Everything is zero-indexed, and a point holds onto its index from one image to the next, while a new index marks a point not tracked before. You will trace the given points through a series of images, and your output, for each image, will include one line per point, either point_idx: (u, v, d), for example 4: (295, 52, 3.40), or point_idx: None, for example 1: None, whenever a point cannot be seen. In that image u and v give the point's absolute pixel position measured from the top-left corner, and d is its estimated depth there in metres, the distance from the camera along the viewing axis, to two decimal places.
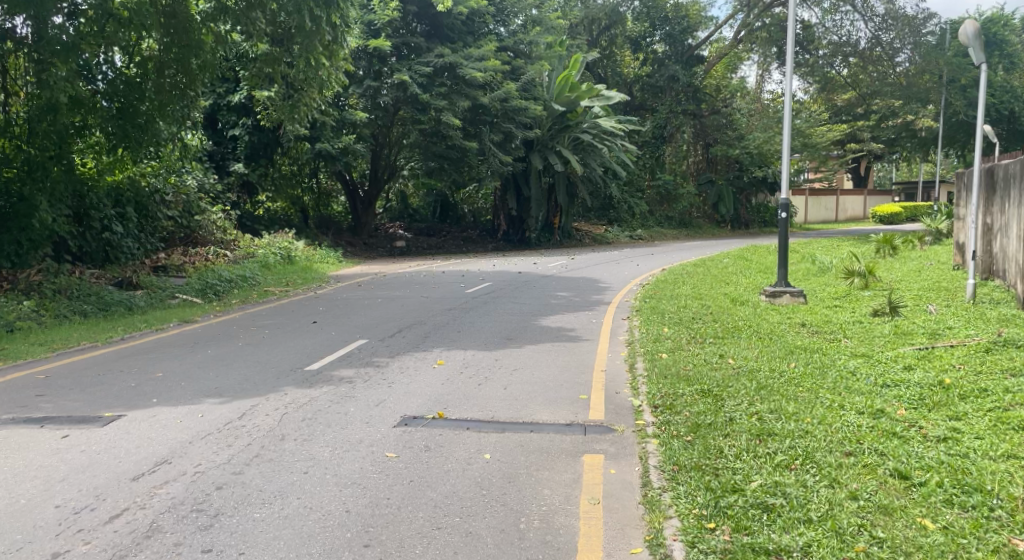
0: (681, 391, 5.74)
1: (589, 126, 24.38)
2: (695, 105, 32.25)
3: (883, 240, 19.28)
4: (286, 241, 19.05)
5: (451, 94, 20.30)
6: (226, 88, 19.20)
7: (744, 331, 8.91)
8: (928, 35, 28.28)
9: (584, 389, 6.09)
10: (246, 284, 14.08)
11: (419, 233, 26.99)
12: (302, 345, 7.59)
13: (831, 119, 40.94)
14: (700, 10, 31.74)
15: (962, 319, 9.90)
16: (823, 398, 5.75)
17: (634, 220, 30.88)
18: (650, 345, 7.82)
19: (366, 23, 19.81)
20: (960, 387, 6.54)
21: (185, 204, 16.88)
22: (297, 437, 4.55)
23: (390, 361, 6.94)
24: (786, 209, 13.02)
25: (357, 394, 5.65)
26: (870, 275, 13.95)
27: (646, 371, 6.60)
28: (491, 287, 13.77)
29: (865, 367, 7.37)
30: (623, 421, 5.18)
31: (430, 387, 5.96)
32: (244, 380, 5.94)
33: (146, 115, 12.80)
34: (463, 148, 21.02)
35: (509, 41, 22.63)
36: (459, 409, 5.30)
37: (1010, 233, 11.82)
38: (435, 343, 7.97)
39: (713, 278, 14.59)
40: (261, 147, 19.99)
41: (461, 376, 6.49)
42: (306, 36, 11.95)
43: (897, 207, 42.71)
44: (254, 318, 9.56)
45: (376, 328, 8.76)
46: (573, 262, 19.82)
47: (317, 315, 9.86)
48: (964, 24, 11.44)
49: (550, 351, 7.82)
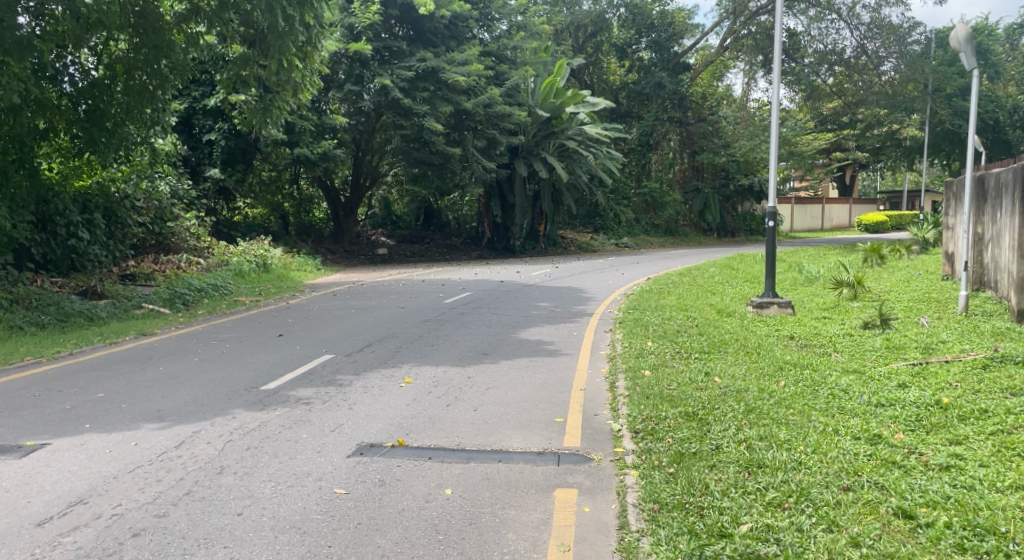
0: (664, 413, 5.33)
1: (574, 132, 24.17)
2: (681, 112, 31.84)
3: (872, 249, 19.07)
4: (263, 248, 18.54)
5: (434, 98, 19.77)
6: (201, 91, 18.54)
7: (729, 344, 8.53)
8: (914, 44, 27.92)
9: (560, 411, 5.65)
10: (217, 293, 13.61)
11: (401, 240, 26.55)
12: (261, 362, 7.13)
13: (817, 127, 41.04)
14: (686, 17, 31.49)
15: (955, 333, 9.57)
16: (817, 421, 5.37)
17: (620, 228, 30.71)
18: (633, 360, 7.42)
19: (345, 27, 19.36)
20: (958, 408, 6.21)
21: (158, 210, 16.20)
22: (238, 469, 4.09)
23: (355, 379, 6.48)
24: (773, 218, 12.63)
25: (313, 418, 5.19)
26: (859, 285, 13.64)
27: (627, 391, 6.17)
28: (471, 297, 13.34)
29: (858, 385, 7.01)
30: (601, 448, 4.76)
31: (394, 410, 5.50)
32: (190, 402, 5.46)
33: (114, 118, 12.28)
34: (446, 155, 20.50)
35: (493, 46, 22.12)
36: (422, 435, 4.86)
37: (1003, 243, 11.55)
38: (405, 358, 7.52)
39: (699, 288, 14.27)
40: (238, 152, 19.47)
41: (429, 395, 6.04)
42: (279, 37, 11.43)
43: (883, 216, 42.79)
44: (217, 331, 9.06)
45: (344, 343, 8.27)
46: (558, 270, 19.45)
47: (285, 327, 9.38)
48: (956, 29, 11.12)
49: (526, 367, 7.38)
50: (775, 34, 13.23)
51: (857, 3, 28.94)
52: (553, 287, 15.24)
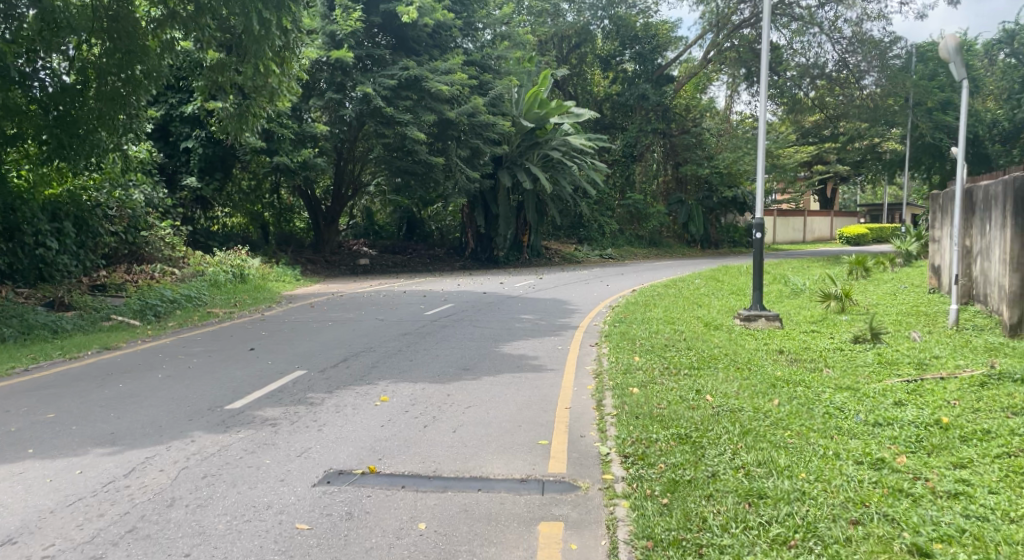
0: (655, 436, 5.01)
1: (558, 143, 23.90)
2: (664, 124, 31.81)
3: (857, 262, 18.97)
4: (241, 258, 18.05)
5: (417, 107, 19.47)
6: (178, 98, 18.03)
7: (719, 359, 8.24)
8: (895, 58, 28.15)
9: (544, 433, 5.32)
10: (190, 304, 13.15)
11: (384, 250, 26.16)
12: (230, 379, 6.72)
13: (799, 141, 41.32)
14: (669, 30, 31.47)
15: (948, 348, 9.35)
16: (816, 444, 5.07)
17: (604, 239, 30.50)
18: (620, 377, 7.08)
19: (327, 34, 18.96)
20: (960, 429, 5.97)
21: (131, 219, 15.61)
22: (190, 502, 3.73)
23: (328, 398, 6.11)
24: (760, 229, 12.37)
25: (278, 441, 4.83)
26: (847, 298, 13.43)
27: (616, 410, 5.85)
28: (452, 309, 12.96)
29: (853, 403, 6.75)
30: (589, 475, 4.44)
31: (367, 432, 5.14)
32: (146, 425, 5.06)
33: (87, 124, 11.85)
34: (429, 164, 20.17)
35: (477, 55, 21.81)
36: (396, 461, 4.52)
37: (992, 256, 11.38)
38: (382, 375, 7.13)
39: (685, 301, 14.01)
40: (216, 160, 19.02)
41: (405, 415, 5.69)
42: (255, 42, 11.06)
43: (864, 228, 42.99)
44: (185, 345, 8.63)
45: (318, 357, 7.88)
46: (541, 281, 19.14)
47: (257, 341, 8.98)
48: (947, 38, 10.95)
49: (509, 383, 7.03)
50: (763, 45, 12.98)
51: (839, 18, 29.05)
52: (537, 299, 14.92)
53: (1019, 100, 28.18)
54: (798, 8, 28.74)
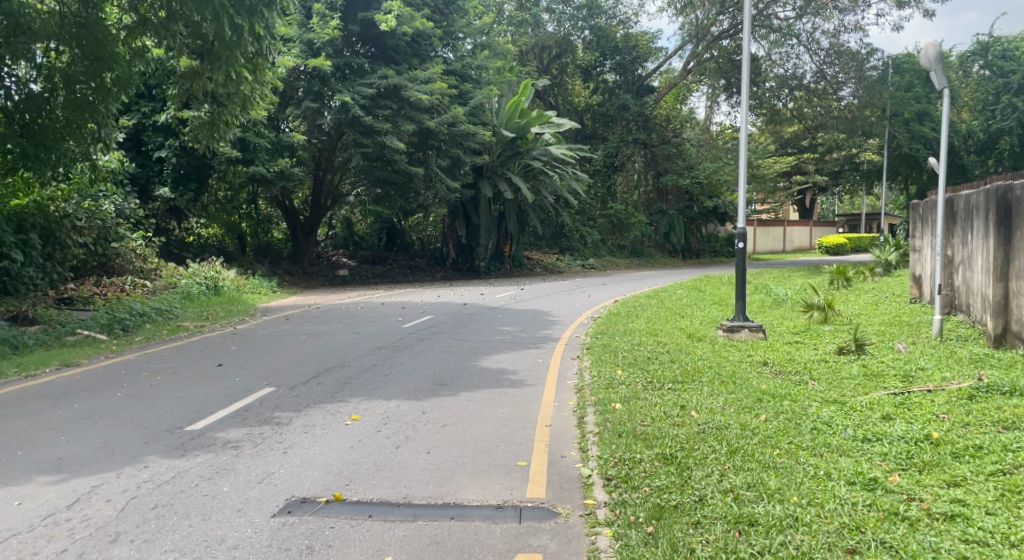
0: (638, 456, 4.78)
1: (539, 152, 23.86)
2: (646, 134, 31.71)
3: (838, 271, 18.94)
4: (215, 270, 17.62)
5: (396, 117, 19.22)
6: (151, 106, 17.64)
7: (703, 373, 8.02)
8: (872, 69, 28.27)
9: (524, 453, 5.07)
10: (160, 317, 12.75)
11: (363, 261, 25.80)
12: (193, 397, 6.41)
13: (778, 151, 41.56)
14: (650, 40, 31.49)
15: (933, 360, 9.22)
16: (806, 463, 4.85)
17: (586, 249, 30.31)
18: (603, 392, 6.84)
19: (304, 43, 18.68)
20: (951, 444, 5.79)
21: (101, 230, 15.05)
22: (134, 538, 3.47)
23: (296, 417, 5.83)
24: (742, 239, 12.21)
25: (239, 466, 4.57)
26: (830, 308, 13.31)
27: (598, 427, 5.61)
28: (431, 321, 12.67)
29: (841, 417, 6.57)
30: (570, 498, 4.20)
31: (334, 455, 4.87)
32: (97, 449, 4.78)
33: (54, 133, 11.55)
34: (409, 173, 19.83)
35: (456, 64, 21.55)
36: (363, 487, 4.25)
37: (975, 267, 11.30)
38: (354, 391, 6.85)
39: (668, 311, 13.82)
40: (190, 169, 18.64)
41: (377, 435, 5.42)
42: (227, 48, 10.82)
43: (843, 238, 43.24)
44: (149, 361, 8.29)
45: (289, 373, 7.59)
46: (523, 292, 18.90)
47: (225, 356, 8.66)
48: (926, 46, 10.88)
49: (487, 399, 6.76)
50: (744, 56, 12.86)
51: (816, 29, 29.23)
52: (517, 310, 14.67)
53: (993, 112, 28.41)
54: (777, 19, 28.81)
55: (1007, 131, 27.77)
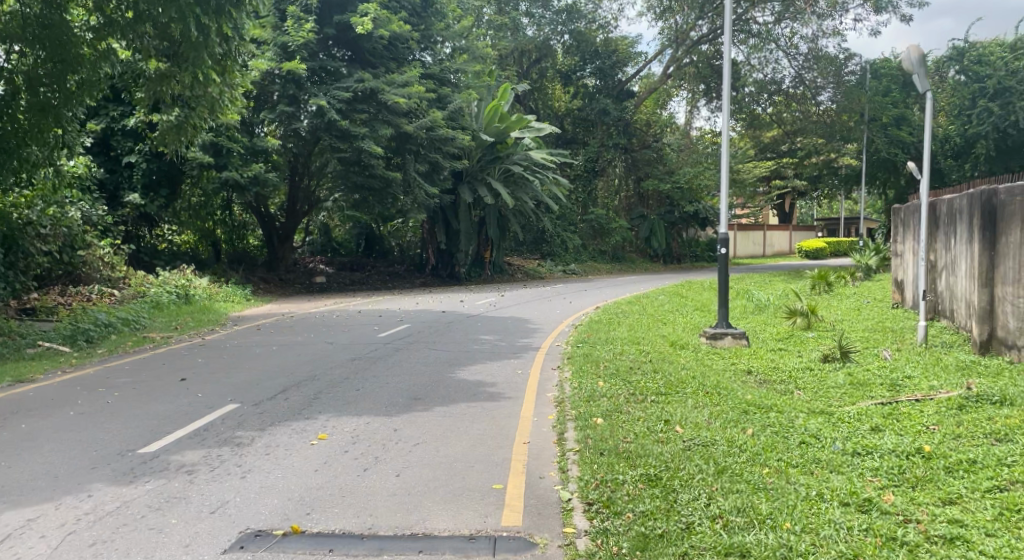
0: (622, 477, 4.51)
1: (520, 158, 23.55)
2: (627, 139, 31.90)
3: (819, 276, 18.87)
4: (186, 278, 17.18)
5: (373, 121, 18.86)
6: (120, 111, 17.17)
7: (687, 383, 7.78)
8: (850, 74, 28.46)
9: (501, 473, 4.79)
10: (127, 328, 12.32)
11: (342, 267, 25.41)
12: (150, 418, 6.04)
13: (758, 155, 41.71)
14: (629, 45, 31.44)
15: (920, 368, 9.05)
16: (798, 483, 4.59)
17: (568, 254, 30.07)
18: (584, 405, 6.57)
19: (278, 46, 18.28)
20: (943, 458, 5.58)
21: (66, 237, 14.33)
22: None
23: (260, 436, 5.56)
24: (725, 244, 12.01)
25: (191, 493, 4.33)
26: (813, 314, 13.16)
27: (579, 445, 5.33)
28: (409, 329, 12.37)
29: (829, 429, 6.34)
30: (548, 526, 3.94)
31: (296, 479, 4.60)
32: (38, 476, 4.55)
33: (15, 138, 11.06)
34: (387, 178, 19.45)
35: (435, 68, 21.19)
36: (324, 518, 4.00)
37: (958, 271, 11.17)
38: (323, 407, 6.55)
39: (650, 318, 13.59)
40: (161, 174, 18.16)
41: (345, 456, 5.13)
42: (193, 48, 10.35)
43: (822, 242, 43.39)
44: (109, 375, 7.91)
45: (255, 388, 7.23)
46: (503, 299, 18.61)
47: (189, 369, 8.29)
48: (908, 50, 10.72)
49: (463, 415, 6.45)
50: (725, 62, 12.48)
51: (794, 35, 29.30)
52: (496, 317, 14.39)
53: (969, 116, 28.50)
54: (755, 25, 28.86)
55: (983, 136, 27.90)
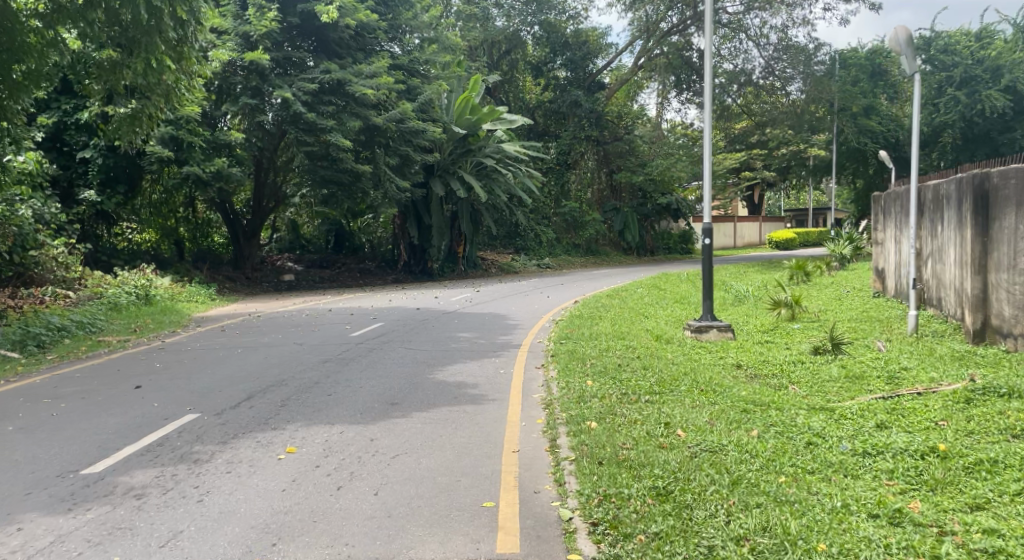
0: (628, 490, 4.08)
1: (492, 150, 23.12)
2: (598, 131, 31.34)
3: (797, 266, 18.64)
4: (146, 278, 16.40)
5: (341, 113, 18.19)
6: (73, 104, 16.31)
7: (680, 380, 7.36)
8: (819, 64, 28.23)
9: (491, 488, 4.32)
10: (82, 331, 11.59)
11: (311, 265, 24.70)
12: (97, 433, 5.43)
13: (727, 147, 41.66)
14: (599, 36, 30.97)
15: (916, 358, 8.74)
16: (818, 494, 4.19)
17: (541, 248, 29.69)
18: (575, 408, 6.10)
19: (240, 35, 17.50)
20: (961, 458, 5.19)
21: (16, 237, 13.17)
22: None
23: (220, 451, 5.01)
24: (708, 234, 11.62)
25: (139, 522, 3.80)
26: (797, 305, 12.85)
27: (574, 454, 4.87)
28: (383, 328, 11.82)
29: (834, 427, 5.95)
30: (551, 553, 3.50)
31: (260, 502, 4.07)
32: None
33: None
34: (356, 172, 18.81)
35: (404, 59, 20.49)
36: (290, 549, 3.50)
37: (947, 259, 10.91)
38: (292, 415, 6.00)
39: (631, 312, 13.18)
40: (117, 170, 17.32)
41: (315, 471, 4.61)
42: (145, 33, 9.78)
43: (792, 233, 43.46)
44: (57, 384, 7.27)
45: (218, 396, 6.65)
46: (478, 294, 18.09)
47: (146, 376, 7.67)
48: (896, 30, 10.40)
49: (443, 421, 5.94)
50: (704, 60, 11.82)
51: (765, 25, 29.07)
52: (474, 314, 13.87)
53: (936, 105, 28.47)
54: (725, 15, 28.56)
55: (950, 124, 27.93)
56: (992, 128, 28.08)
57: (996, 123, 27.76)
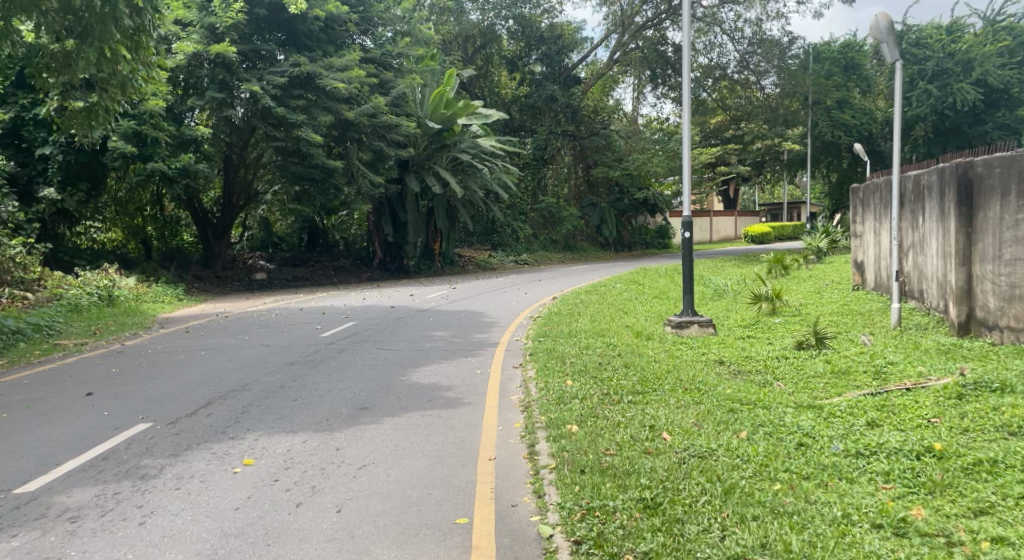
0: (614, 502, 3.76)
1: (468, 145, 22.69)
2: (574, 126, 31.18)
3: (776, 260, 18.48)
4: (109, 278, 15.81)
5: (311, 107, 17.66)
6: (30, 98, 15.66)
7: (663, 379, 7.07)
8: (793, 57, 28.07)
9: (466, 502, 3.98)
10: (38, 334, 11.05)
11: (283, 263, 24.18)
12: (38, 446, 5.01)
13: (703, 141, 41.62)
14: (574, 31, 30.83)
15: (901, 352, 8.54)
16: (817, 503, 3.90)
17: (518, 243, 29.36)
18: (555, 410, 5.79)
19: (205, 27, 16.89)
20: (959, 457, 4.91)
21: None
22: None
23: (173, 464, 4.63)
24: (687, 228, 11.34)
25: (71, 550, 3.41)
26: (778, 299, 12.66)
27: (556, 461, 4.55)
28: (354, 327, 11.42)
29: (824, 426, 5.68)
30: None
31: (210, 522, 3.71)
32: None
33: None
34: (327, 168, 18.36)
35: (376, 52, 19.93)
36: None
37: (929, 250, 10.73)
38: (254, 423, 5.62)
39: (610, 308, 12.87)
40: (78, 166, 16.68)
41: (273, 486, 4.24)
42: (98, 20, 9.30)
43: (768, 227, 43.51)
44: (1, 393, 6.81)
45: (175, 403, 6.24)
46: (454, 291, 17.70)
47: (100, 382, 7.23)
48: (877, 17, 10.21)
49: (416, 427, 5.58)
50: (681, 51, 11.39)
51: (740, 18, 28.94)
52: (449, 312, 13.49)
53: (909, 98, 28.53)
54: (700, 9, 28.40)
55: (923, 118, 28.01)
56: (963, 121, 28.18)
57: (967, 117, 27.93)
